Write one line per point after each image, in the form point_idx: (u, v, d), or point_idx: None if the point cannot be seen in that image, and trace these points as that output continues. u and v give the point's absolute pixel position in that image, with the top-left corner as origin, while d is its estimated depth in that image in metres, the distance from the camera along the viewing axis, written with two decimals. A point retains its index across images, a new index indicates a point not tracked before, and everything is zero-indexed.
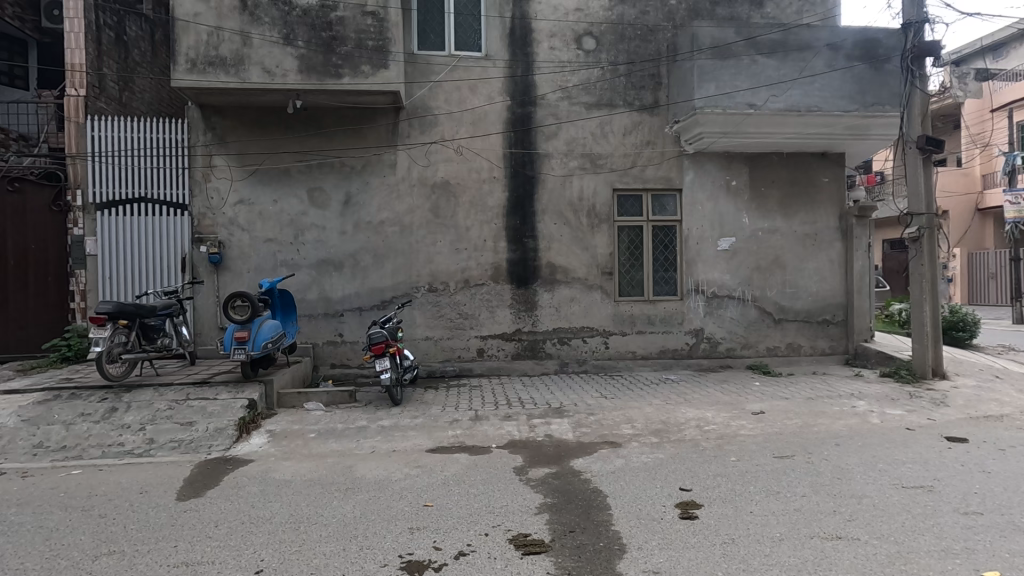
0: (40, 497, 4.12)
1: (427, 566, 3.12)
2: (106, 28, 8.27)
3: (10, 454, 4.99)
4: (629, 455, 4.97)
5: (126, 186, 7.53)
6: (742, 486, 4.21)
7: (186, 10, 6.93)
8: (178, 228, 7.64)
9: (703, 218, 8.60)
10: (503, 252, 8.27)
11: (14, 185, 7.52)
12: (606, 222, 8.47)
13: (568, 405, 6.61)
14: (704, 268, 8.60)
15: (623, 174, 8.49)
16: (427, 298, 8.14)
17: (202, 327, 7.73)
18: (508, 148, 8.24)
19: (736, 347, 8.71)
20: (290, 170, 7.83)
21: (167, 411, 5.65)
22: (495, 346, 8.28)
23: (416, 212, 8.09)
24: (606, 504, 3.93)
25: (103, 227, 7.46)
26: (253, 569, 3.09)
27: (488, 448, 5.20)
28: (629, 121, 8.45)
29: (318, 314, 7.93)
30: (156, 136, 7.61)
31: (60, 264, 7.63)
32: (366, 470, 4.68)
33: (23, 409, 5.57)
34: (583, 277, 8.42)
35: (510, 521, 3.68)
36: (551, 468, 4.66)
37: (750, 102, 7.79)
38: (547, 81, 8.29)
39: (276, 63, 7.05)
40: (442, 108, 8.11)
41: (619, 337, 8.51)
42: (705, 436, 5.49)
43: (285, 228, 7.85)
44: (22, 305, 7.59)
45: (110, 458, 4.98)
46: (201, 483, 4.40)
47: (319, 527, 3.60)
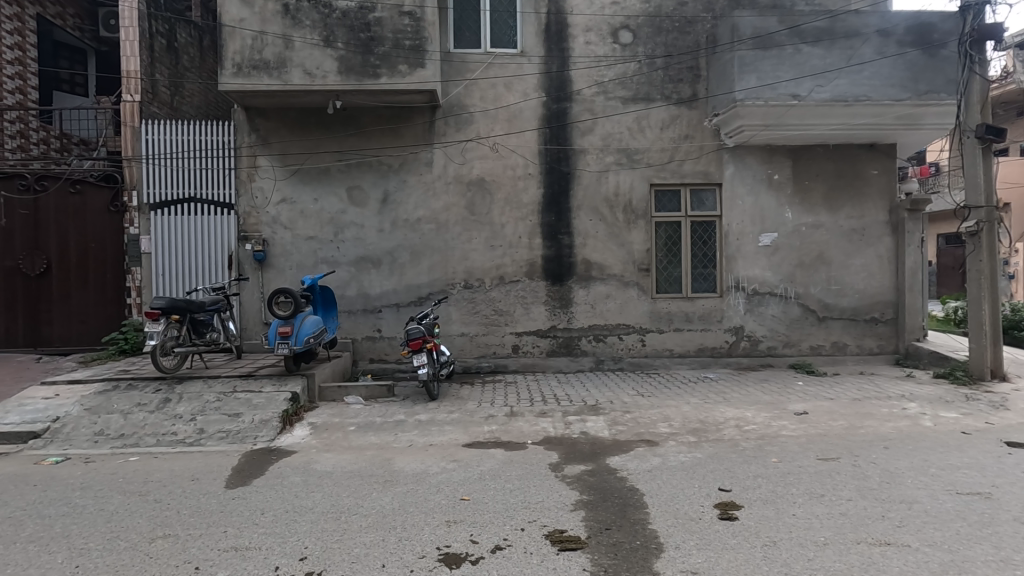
0: (101, 482, 4.36)
1: (464, 559, 3.17)
2: (158, 36, 8.63)
3: (74, 441, 5.31)
4: (666, 454, 4.90)
5: (177, 186, 7.87)
6: (784, 488, 4.10)
7: (232, 16, 7.18)
8: (225, 227, 7.93)
9: (744, 213, 8.39)
10: (538, 248, 8.26)
11: (76, 187, 7.96)
12: (643, 218, 8.36)
13: (604, 403, 6.56)
14: (744, 264, 8.40)
15: (660, 169, 8.35)
16: (463, 294, 8.22)
17: (248, 323, 8.01)
18: (543, 144, 8.23)
19: (778, 345, 8.47)
20: (330, 169, 8.01)
21: (216, 402, 5.90)
22: (530, 343, 8.29)
23: (452, 209, 8.16)
24: (644, 502, 3.90)
25: (156, 226, 7.82)
26: (297, 556, 3.21)
27: (524, 444, 5.22)
28: (667, 115, 8.31)
29: (357, 310, 8.10)
30: (204, 138, 7.91)
31: (117, 262, 8.04)
32: (404, 463, 4.77)
33: (85, 399, 5.92)
34: (619, 273, 8.34)
35: (546, 517, 3.69)
36: (587, 466, 4.64)
37: (793, 93, 7.55)
38: (582, 76, 8.23)
39: (316, 65, 7.22)
40: (478, 106, 8.15)
41: (655, 335, 8.40)
42: (745, 436, 5.37)
43: (325, 227, 8.05)
44: (83, 301, 8.03)
45: (164, 446, 5.23)
46: (248, 472, 4.58)
47: (359, 517, 3.70)
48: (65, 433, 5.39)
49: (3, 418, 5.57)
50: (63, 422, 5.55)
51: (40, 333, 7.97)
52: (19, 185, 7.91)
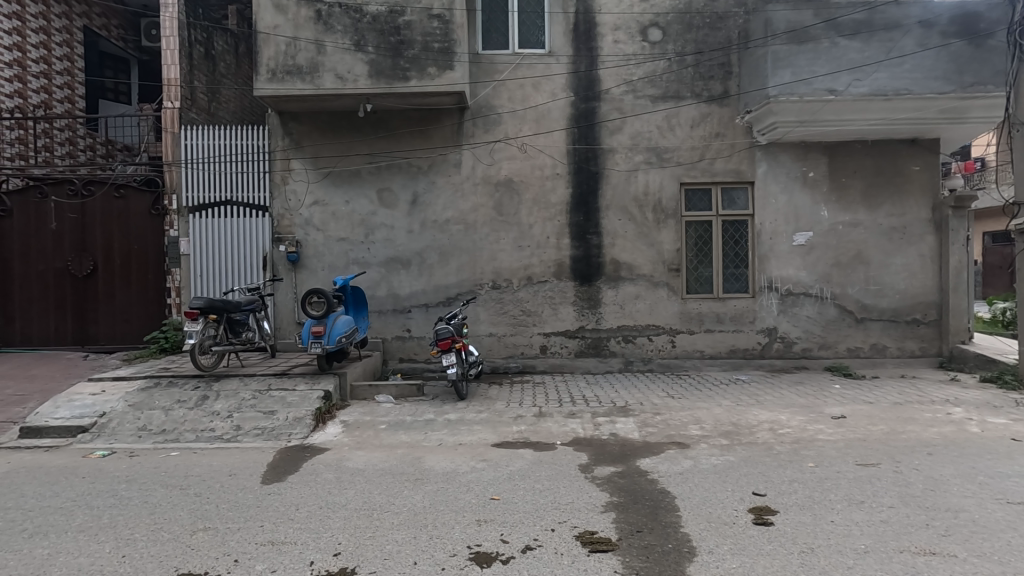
0: (145, 475, 4.53)
1: (495, 558, 3.19)
2: (197, 44, 8.91)
3: (119, 435, 5.51)
4: (697, 457, 4.83)
5: (214, 190, 8.11)
6: (822, 494, 3.99)
7: (266, 22, 7.35)
8: (260, 229, 8.12)
9: (777, 212, 8.21)
10: (566, 249, 8.24)
11: (120, 191, 8.28)
12: (673, 218, 8.25)
13: (633, 404, 6.50)
14: (777, 264, 8.22)
15: (691, 168, 8.23)
16: (491, 295, 8.24)
17: (281, 323, 8.20)
18: (571, 144, 8.19)
19: (813, 347, 8.26)
20: (360, 171, 8.14)
21: (251, 400, 6.06)
22: (558, 343, 8.27)
23: (480, 210, 8.20)
24: (675, 505, 3.84)
25: (195, 228, 8.06)
26: (331, 551, 3.27)
27: (553, 445, 5.21)
28: (697, 113, 8.19)
29: (387, 310, 8.21)
30: (240, 142, 8.12)
31: (158, 263, 8.32)
32: (434, 462, 4.81)
33: (129, 395, 6.15)
34: (649, 273, 8.25)
35: (576, 518, 3.68)
36: (617, 467, 4.61)
37: (830, 88, 7.35)
38: (611, 75, 8.17)
39: (348, 69, 7.35)
40: (506, 107, 8.17)
41: (686, 336, 8.28)
42: (780, 440, 5.25)
43: (356, 228, 8.18)
44: (126, 301, 8.33)
45: (203, 442, 5.40)
46: (283, 468, 4.69)
47: (391, 515, 3.75)
48: (110, 428, 5.61)
49: (53, 412, 5.82)
50: (109, 417, 5.76)
51: (87, 332, 8.31)
52: (67, 190, 8.25)
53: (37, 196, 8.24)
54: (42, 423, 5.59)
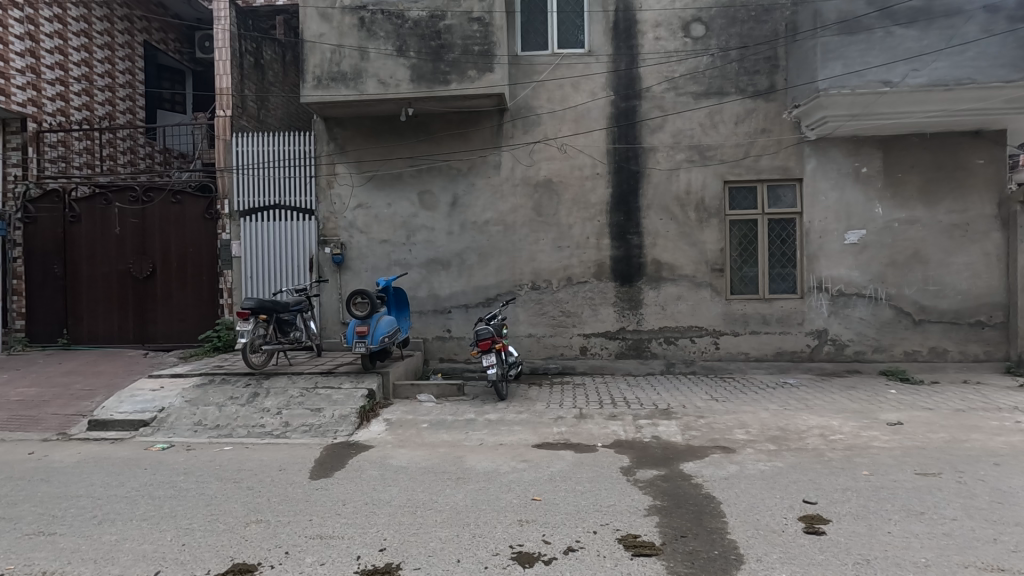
0: (202, 468, 4.74)
1: (537, 559, 3.19)
2: (247, 54, 9.29)
3: (177, 429, 5.79)
4: (743, 462, 4.70)
5: (263, 195, 8.41)
6: (877, 504, 3.82)
7: (313, 31, 7.60)
8: (306, 232, 8.38)
9: (827, 209, 7.91)
10: (606, 249, 8.17)
11: (177, 197, 8.68)
12: (716, 217, 8.06)
13: (676, 407, 6.39)
14: (828, 263, 7.92)
15: (735, 165, 8.03)
16: (530, 295, 8.25)
17: (327, 323, 8.43)
18: (611, 143, 8.12)
19: (866, 350, 7.93)
20: (402, 174, 8.29)
21: (299, 397, 6.27)
22: (598, 345, 8.21)
23: (519, 211, 8.22)
24: (721, 511, 3.75)
25: (246, 232, 8.39)
26: (377, 547, 3.34)
27: (594, 447, 5.17)
28: (742, 109, 7.98)
29: (428, 310, 8.32)
30: (288, 148, 8.41)
31: (211, 265, 8.67)
32: (476, 461, 4.85)
33: (185, 391, 6.45)
34: (691, 274, 8.09)
35: (619, 520, 3.64)
36: (659, 471, 4.53)
37: (884, 79, 7.05)
38: (652, 73, 8.05)
39: (390, 74, 7.50)
40: (545, 108, 8.16)
41: (730, 338, 8.08)
42: (831, 446, 5.06)
43: (397, 230, 8.33)
44: (183, 302, 8.73)
45: (254, 437, 5.61)
46: (329, 464, 4.83)
47: (433, 512, 3.80)
48: (169, 423, 5.91)
49: (118, 406, 6.16)
50: (168, 412, 6.06)
51: (147, 332, 8.75)
52: (129, 197, 8.72)
53: (102, 203, 8.74)
54: (108, 417, 5.93)
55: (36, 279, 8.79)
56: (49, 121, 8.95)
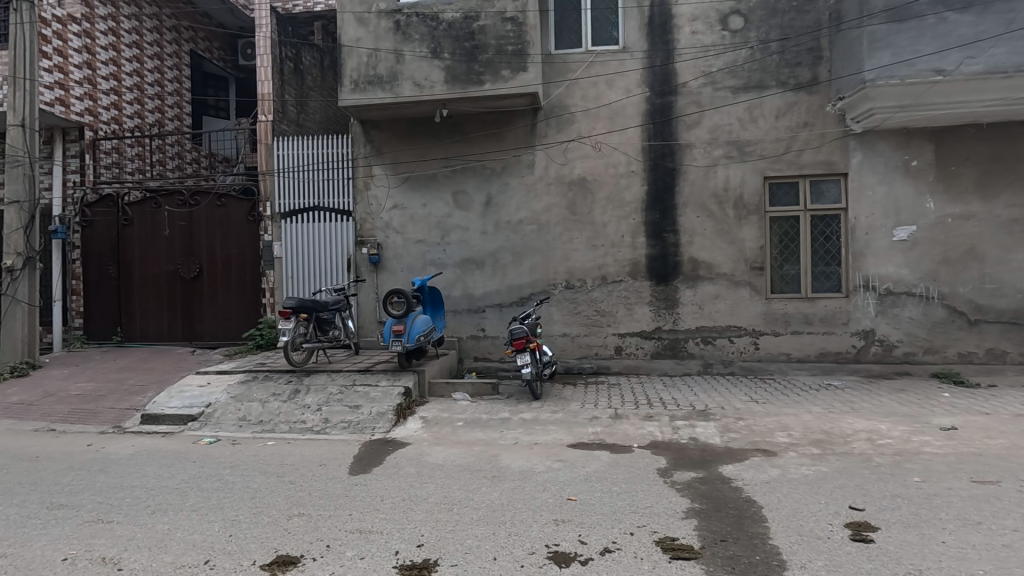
0: (247, 462, 4.91)
1: (573, 558, 3.18)
2: (287, 60, 9.56)
3: (223, 424, 6.01)
4: (785, 466, 4.57)
5: (304, 197, 8.64)
6: (930, 512, 3.66)
7: (350, 36, 7.75)
8: (344, 233, 8.57)
9: (874, 205, 7.62)
10: (641, 248, 8.07)
11: (222, 200, 9.00)
12: (756, 213, 7.86)
13: (714, 408, 6.26)
14: (875, 261, 7.63)
15: (776, 161, 7.82)
16: (564, 295, 8.22)
17: (364, 321, 8.59)
18: (647, 140, 8.00)
19: (916, 352, 7.60)
20: (437, 175, 8.37)
21: (339, 394, 6.42)
22: (634, 344, 8.12)
23: (553, 210, 8.20)
24: (762, 516, 3.66)
25: (287, 233, 8.63)
26: (415, 542, 3.39)
27: (630, 448, 5.12)
28: (783, 103, 7.76)
29: (462, 310, 8.38)
30: (326, 151, 8.61)
31: (254, 266, 8.96)
32: (511, 460, 4.87)
33: (230, 387, 6.68)
34: (729, 272, 7.92)
35: (656, 522, 3.59)
36: (697, 473, 4.45)
37: (936, 68, 6.74)
38: (688, 68, 7.91)
39: (425, 76, 7.59)
40: (579, 106, 8.11)
41: (770, 338, 7.87)
42: (879, 452, 4.86)
43: (432, 230, 8.42)
44: (227, 301, 9.04)
45: (295, 432, 5.78)
46: (367, 460, 4.92)
47: (469, 510, 3.83)
48: (216, 417, 6.13)
49: (168, 401, 6.43)
50: (214, 407, 6.30)
51: (194, 330, 9.11)
52: (178, 201, 9.08)
53: (153, 207, 9.12)
54: (159, 411, 6.20)
55: (93, 279, 9.24)
56: (104, 129, 9.40)
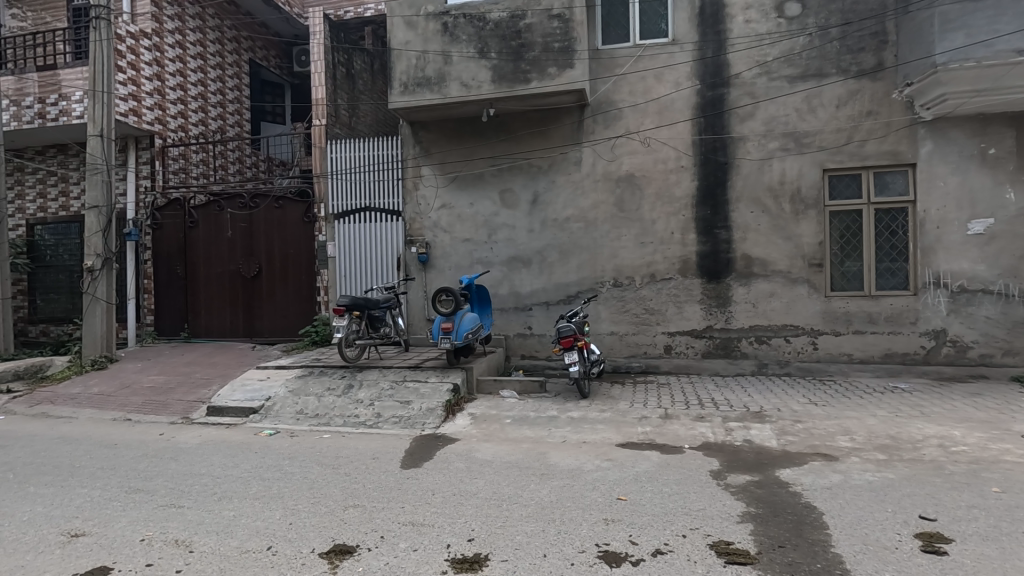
0: (305, 453, 5.11)
1: (624, 559, 3.15)
2: (339, 65, 9.89)
3: (282, 417, 6.28)
4: (847, 471, 4.36)
5: (356, 198, 8.90)
6: (1011, 525, 3.41)
7: (399, 39, 7.92)
8: (394, 232, 8.77)
9: (946, 197, 7.17)
10: (692, 244, 7.88)
11: (280, 202, 9.38)
12: (814, 208, 7.53)
13: (770, 410, 6.05)
14: (946, 257, 7.18)
15: (836, 152, 7.46)
16: (612, 293, 8.13)
17: (413, 319, 8.76)
18: (697, 134, 7.81)
19: (994, 353, 7.10)
20: (484, 174, 8.44)
21: (390, 390, 6.58)
22: (684, 344, 7.94)
23: (600, 207, 8.11)
24: (823, 522, 3.51)
25: (341, 233, 8.92)
26: (466, 537, 3.43)
27: (681, 448, 5.03)
28: (844, 91, 7.40)
29: (509, 308, 8.42)
30: (377, 153, 8.83)
31: (309, 265, 9.30)
32: (559, 458, 4.86)
33: (288, 382, 6.97)
34: (785, 269, 7.62)
35: (710, 525, 3.51)
36: (753, 476, 4.32)
37: (1017, 48, 6.27)
38: (741, 58, 7.66)
39: (472, 76, 7.66)
40: (627, 101, 7.99)
41: (830, 338, 7.53)
42: (952, 459, 4.57)
43: (480, 229, 8.49)
44: (285, 299, 9.43)
45: (349, 426, 5.97)
46: (418, 455, 5.02)
47: (519, 507, 3.85)
48: (275, 410, 6.41)
49: (232, 394, 6.77)
50: (274, 401, 6.58)
51: (255, 327, 9.55)
52: (239, 204, 9.52)
53: (216, 210, 9.60)
54: (223, 403, 6.54)
55: (163, 279, 9.84)
56: (173, 137, 9.95)
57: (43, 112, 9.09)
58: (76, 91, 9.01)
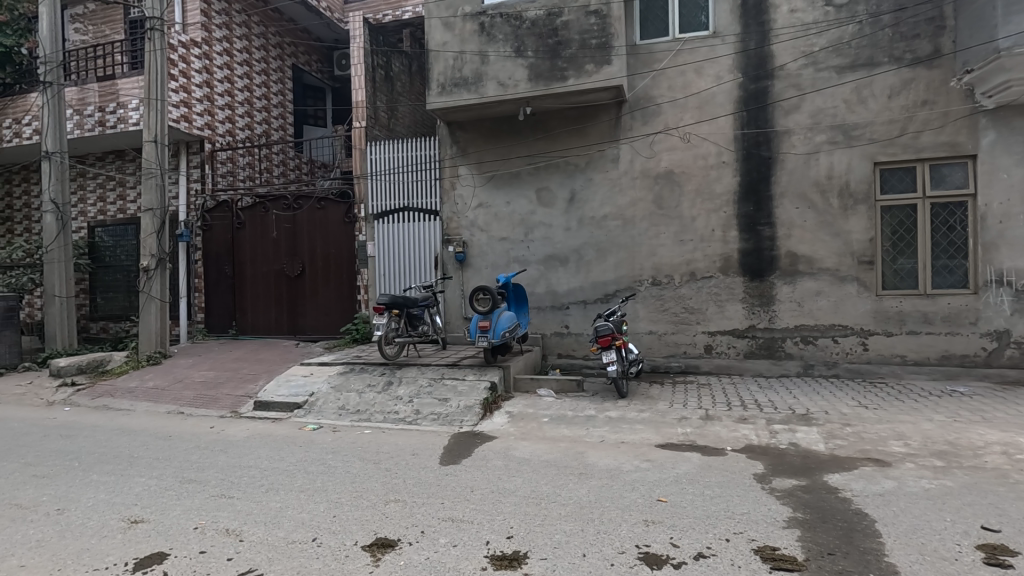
0: (347, 448, 5.24)
1: (665, 561, 3.10)
2: (378, 68, 10.08)
3: (325, 412, 6.45)
4: (901, 478, 4.17)
5: (394, 198, 9.05)
6: None
7: (437, 41, 8.00)
8: (432, 232, 8.87)
9: (1010, 190, 6.79)
10: (733, 242, 7.68)
11: (322, 203, 9.62)
12: (864, 203, 7.23)
13: (817, 412, 5.85)
14: (1010, 253, 6.81)
15: (888, 144, 7.15)
16: (650, 291, 8.00)
17: (450, 318, 8.84)
18: (740, 128, 7.61)
19: None
20: (520, 173, 8.44)
21: (428, 387, 6.67)
22: (725, 343, 7.76)
23: (639, 204, 8.00)
24: (876, 530, 3.37)
25: (380, 233, 9.09)
26: (505, 534, 3.45)
27: (723, 450, 4.91)
28: (897, 81, 7.09)
29: (546, 306, 8.41)
30: (416, 153, 8.95)
31: (350, 265, 9.51)
32: (597, 458, 4.83)
33: (330, 378, 7.15)
34: (833, 267, 7.35)
35: (754, 530, 3.42)
36: (799, 480, 4.18)
37: None
38: (786, 49, 7.42)
39: (508, 75, 7.67)
40: (666, 96, 7.85)
41: (882, 338, 7.22)
42: (1018, 467, 4.32)
43: (516, 228, 8.50)
44: (327, 298, 9.67)
45: (389, 422, 6.08)
46: (457, 451, 5.08)
47: (558, 505, 3.84)
48: (318, 406, 6.59)
49: (277, 389, 6.99)
50: (317, 396, 6.77)
51: (298, 325, 9.83)
52: (283, 205, 9.81)
53: (262, 211, 9.92)
54: (269, 398, 6.76)
55: (212, 278, 10.24)
56: (221, 141, 10.34)
57: (102, 120, 9.59)
58: (132, 99, 9.47)
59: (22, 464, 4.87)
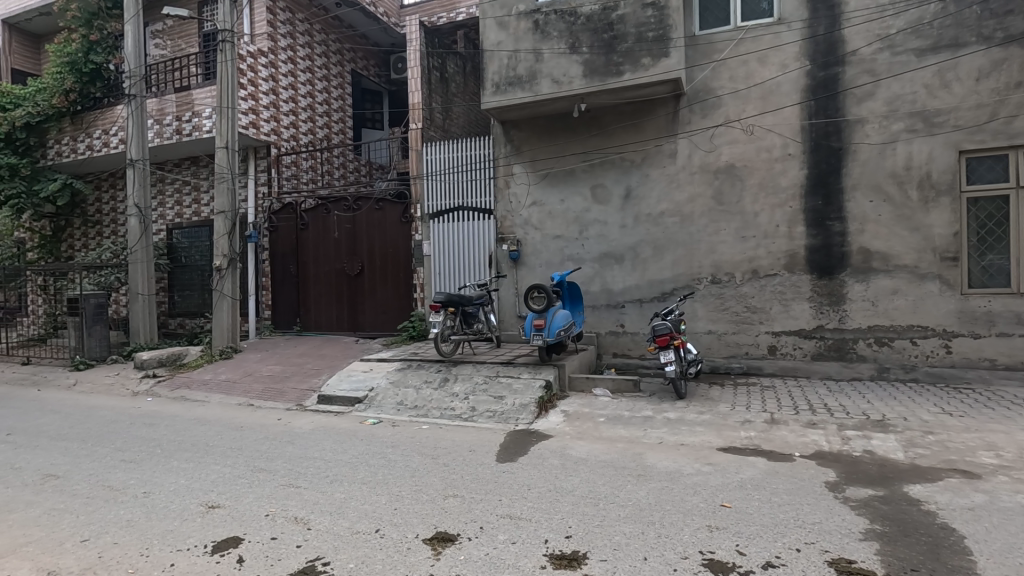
0: (406, 442, 5.36)
1: (731, 569, 2.99)
2: (433, 69, 10.25)
3: (384, 407, 6.62)
4: (993, 492, 3.85)
5: (449, 198, 9.18)
6: None
7: (492, 41, 8.04)
8: (486, 230, 8.93)
9: None
10: (800, 238, 7.33)
11: (380, 204, 9.89)
12: (948, 194, 6.73)
13: (894, 418, 5.49)
14: None
15: (975, 131, 6.62)
16: (710, 289, 7.75)
17: (504, 316, 8.88)
18: (807, 119, 7.25)
19: None
20: (574, 170, 8.37)
21: (484, 384, 6.73)
22: (791, 344, 7.42)
23: (698, 200, 7.77)
24: (966, 548, 3.12)
25: (435, 232, 9.25)
26: (563, 533, 3.42)
27: (791, 456, 4.69)
28: (985, 62, 6.55)
29: (601, 305, 8.30)
30: (470, 153, 9.04)
31: (407, 263, 9.74)
32: (656, 460, 4.72)
33: (389, 374, 7.33)
34: (911, 263, 6.88)
35: (828, 541, 3.24)
36: (876, 490, 3.94)
37: None
38: (858, 33, 7.01)
39: (563, 72, 7.61)
40: (727, 88, 7.58)
41: (968, 341, 6.70)
42: None
43: (571, 226, 8.43)
44: (385, 295, 9.94)
45: (445, 418, 6.18)
46: (513, 449, 5.10)
47: (617, 506, 3.79)
48: (378, 401, 6.77)
49: (339, 384, 7.24)
50: (376, 391, 6.96)
51: (358, 321, 10.15)
52: (344, 206, 10.15)
53: (324, 212, 10.30)
54: (332, 393, 7.01)
55: (278, 277, 10.73)
56: (286, 146, 10.80)
57: (180, 128, 10.21)
58: (206, 108, 10.04)
59: (112, 449, 5.26)
